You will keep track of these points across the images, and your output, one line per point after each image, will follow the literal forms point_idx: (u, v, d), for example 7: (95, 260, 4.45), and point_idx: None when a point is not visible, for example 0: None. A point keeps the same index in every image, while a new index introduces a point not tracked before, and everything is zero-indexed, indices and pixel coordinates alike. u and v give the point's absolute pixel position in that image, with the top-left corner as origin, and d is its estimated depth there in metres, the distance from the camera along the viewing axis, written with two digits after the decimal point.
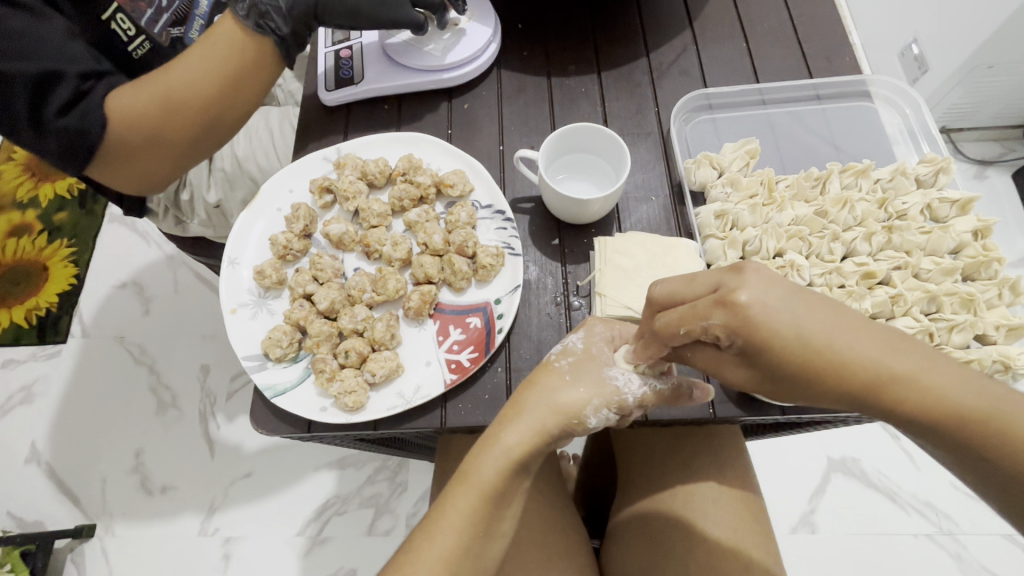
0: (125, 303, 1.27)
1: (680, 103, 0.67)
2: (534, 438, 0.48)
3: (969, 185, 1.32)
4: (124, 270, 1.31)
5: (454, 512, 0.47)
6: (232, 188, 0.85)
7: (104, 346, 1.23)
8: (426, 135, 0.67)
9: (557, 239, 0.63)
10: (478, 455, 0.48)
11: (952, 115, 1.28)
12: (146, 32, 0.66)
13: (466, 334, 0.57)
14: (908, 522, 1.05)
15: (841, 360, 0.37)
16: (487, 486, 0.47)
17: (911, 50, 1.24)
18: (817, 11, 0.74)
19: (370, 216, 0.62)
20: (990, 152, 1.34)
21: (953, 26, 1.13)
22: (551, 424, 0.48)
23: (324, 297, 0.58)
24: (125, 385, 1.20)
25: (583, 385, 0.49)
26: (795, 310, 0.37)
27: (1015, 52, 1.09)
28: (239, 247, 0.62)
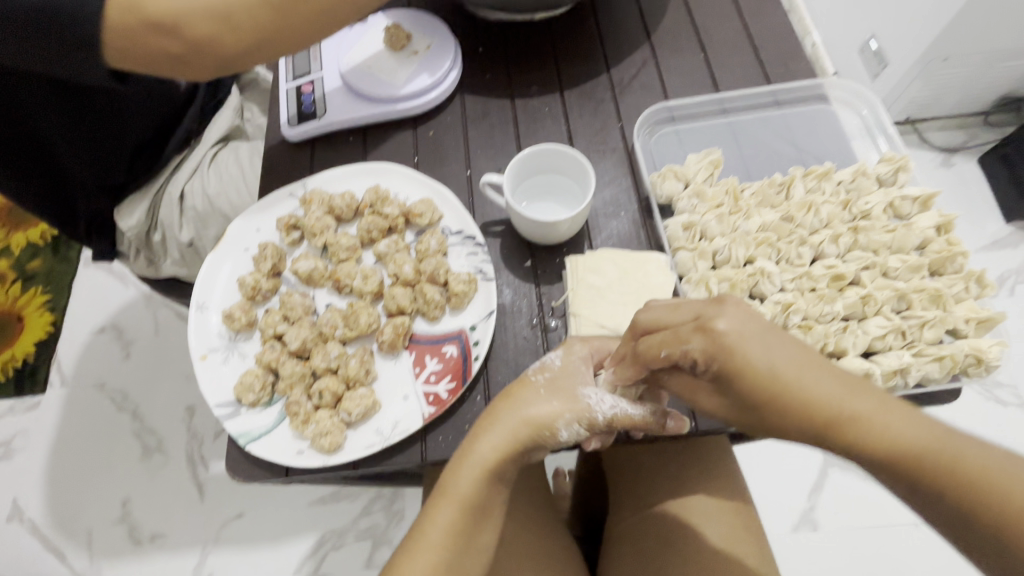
0: (106, 348, 1.25)
1: (642, 117, 0.68)
2: (510, 451, 0.48)
3: (937, 173, 1.35)
4: (101, 314, 1.28)
5: (434, 528, 0.46)
6: (205, 226, 0.84)
7: (85, 394, 1.20)
8: (392, 166, 0.67)
9: (529, 260, 0.63)
10: (455, 470, 0.48)
11: (914, 106, 1.31)
12: None
13: (444, 364, 0.56)
14: (907, 512, 1.04)
15: (804, 395, 0.40)
16: (466, 497, 0.47)
17: (870, 47, 1.27)
18: (769, 20, 0.75)
19: (339, 251, 0.61)
20: (954, 140, 1.37)
21: (908, 21, 1.17)
22: (521, 438, 0.48)
23: (294, 337, 0.56)
24: (108, 431, 1.17)
25: (561, 405, 0.49)
26: (766, 345, 0.41)
27: (968, 44, 1.12)
28: (207, 291, 0.60)
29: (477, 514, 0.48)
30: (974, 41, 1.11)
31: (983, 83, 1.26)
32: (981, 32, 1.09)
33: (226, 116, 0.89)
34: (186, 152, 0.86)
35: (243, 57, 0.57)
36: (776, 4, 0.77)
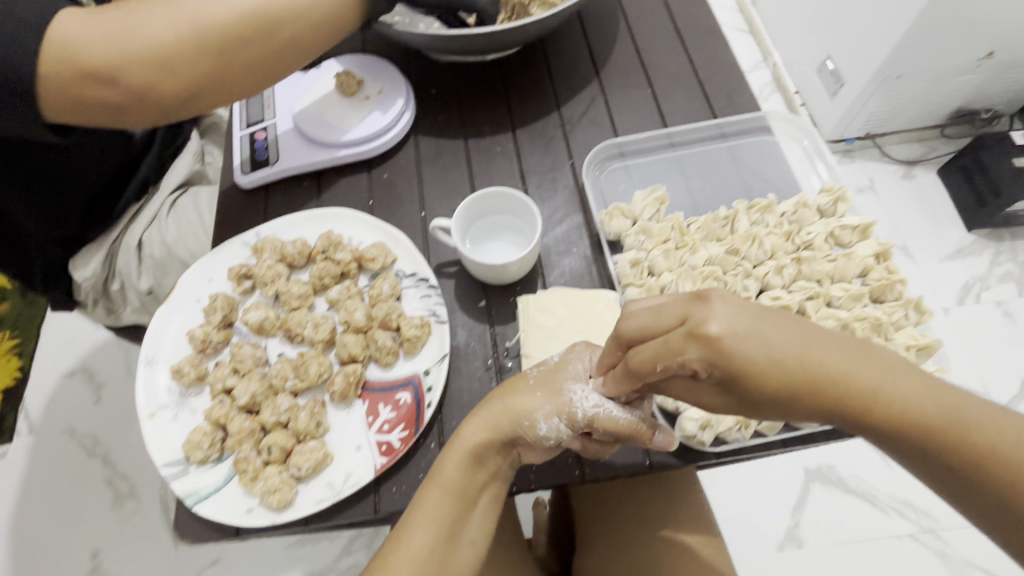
0: (77, 393, 1.22)
1: (591, 154, 0.69)
2: (496, 441, 0.49)
3: (901, 186, 1.38)
4: (72, 357, 1.26)
5: (420, 515, 0.48)
6: (165, 274, 0.84)
7: (53, 442, 1.17)
8: (346, 210, 0.67)
9: (484, 300, 0.63)
10: (443, 458, 0.50)
11: (874, 122, 1.34)
12: None
13: (397, 412, 0.56)
14: (888, 524, 1.05)
15: (821, 374, 0.38)
16: (452, 483, 0.49)
17: (827, 66, 1.30)
18: (714, 54, 0.78)
19: (290, 299, 0.61)
20: (914, 153, 1.40)
21: (860, 42, 1.19)
22: (503, 429, 0.49)
23: (243, 391, 0.56)
24: (77, 479, 1.13)
25: (546, 401, 0.49)
26: (772, 333, 0.38)
27: (918, 61, 1.15)
28: (156, 346, 0.59)
29: (463, 502, 0.49)
30: (924, 61, 1.15)
31: (938, 99, 1.29)
32: (929, 51, 1.12)
33: (185, 162, 0.89)
34: (143, 201, 0.86)
35: (197, 101, 0.59)
36: (720, 39, 0.79)
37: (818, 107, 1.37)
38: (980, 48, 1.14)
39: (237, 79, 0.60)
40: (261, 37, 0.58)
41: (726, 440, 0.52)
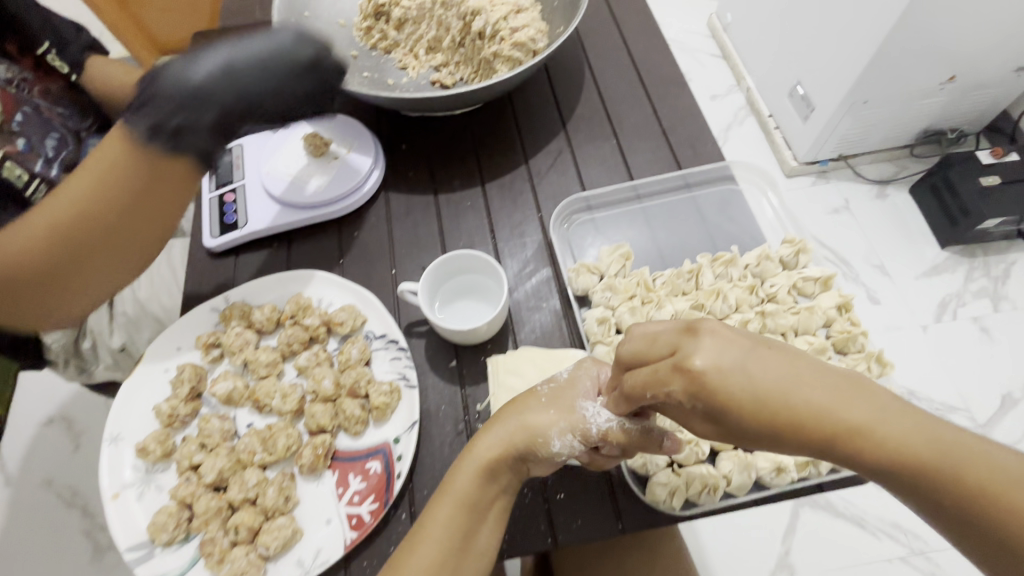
0: (55, 441, 1.20)
1: (558, 209, 0.71)
2: (511, 454, 0.48)
3: (874, 206, 1.34)
4: (50, 405, 1.23)
5: (433, 525, 0.47)
6: (138, 330, 0.82)
7: (32, 493, 1.15)
8: (316, 272, 0.67)
9: (454, 360, 0.63)
10: (456, 470, 0.49)
11: (845, 143, 1.29)
12: (40, 176, 0.68)
13: (367, 482, 0.55)
14: (879, 548, 1.04)
15: (808, 416, 0.35)
16: (466, 496, 0.48)
17: (797, 91, 1.25)
18: (676, 104, 0.80)
19: (258, 367, 0.61)
20: (885, 173, 1.37)
21: (824, 66, 1.16)
22: (521, 442, 0.48)
23: (209, 468, 0.55)
24: (57, 532, 1.11)
25: (559, 415, 0.49)
26: (755, 367, 0.36)
27: (884, 87, 1.11)
28: (121, 422, 0.59)
29: (475, 515, 0.48)
30: (891, 85, 1.11)
31: (905, 121, 1.26)
32: (892, 76, 1.09)
33: None
34: None
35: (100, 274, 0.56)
36: (684, 87, 0.81)
37: (792, 129, 1.31)
38: (943, 73, 1.11)
39: (133, 240, 0.55)
40: (147, 199, 0.53)
41: (697, 503, 0.52)
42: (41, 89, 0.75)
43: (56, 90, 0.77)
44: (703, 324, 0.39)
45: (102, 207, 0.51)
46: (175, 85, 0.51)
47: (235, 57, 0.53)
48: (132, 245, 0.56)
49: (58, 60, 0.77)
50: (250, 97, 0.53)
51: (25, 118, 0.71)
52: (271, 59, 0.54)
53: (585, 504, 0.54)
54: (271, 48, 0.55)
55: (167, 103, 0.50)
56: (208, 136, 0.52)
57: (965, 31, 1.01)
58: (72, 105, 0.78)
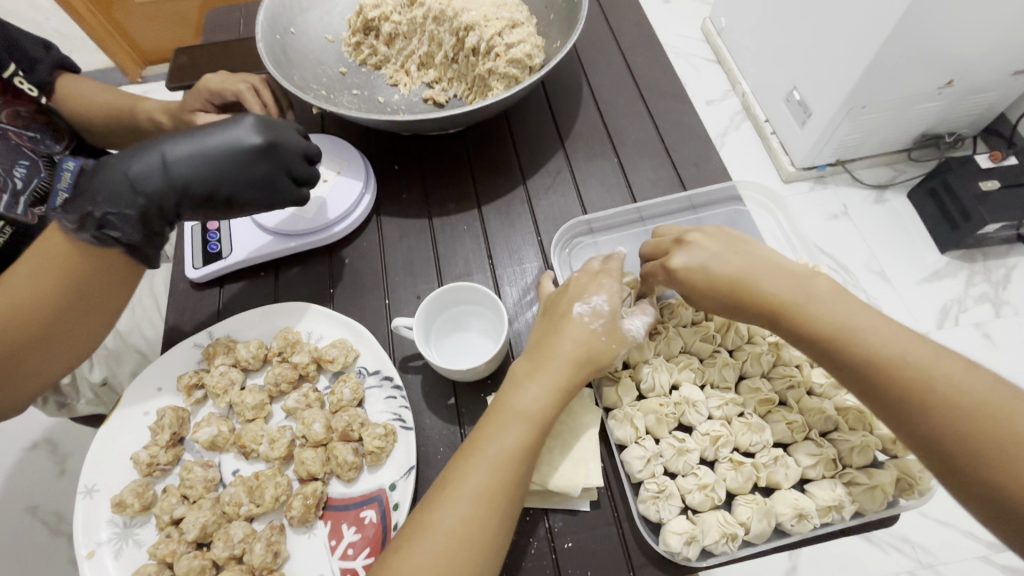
0: (38, 467, 1.16)
1: (560, 233, 0.67)
2: (581, 373, 0.51)
3: (874, 211, 1.31)
4: (33, 428, 1.18)
5: (491, 443, 0.47)
6: (118, 363, 0.80)
7: (15, 522, 1.11)
8: (304, 303, 0.64)
9: (453, 397, 0.60)
10: (520, 388, 0.50)
11: (842, 149, 1.26)
12: (7, 218, 0.66)
13: (362, 534, 0.52)
14: (887, 562, 0.98)
15: (756, 295, 0.50)
16: (534, 415, 0.48)
17: (793, 96, 1.23)
18: (679, 119, 0.77)
19: (244, 410, 0.57)
20: (884, 176, 1.34)
21: (822, 72, 1.13)
22: (590, 360, 0.51)
23: (191, 524, 0.51)
24: (41, 563, 1.07)
25: (615, 341, 0.52)
26: (728, 261, 0.52)
27: (883, 92, 1.09)
28: (97, 472, 0.55)
29: (536, 436, 0.48)
30: (890, 90, 1.08)
31: (903, 125, 1.23)
32: (891, 81, 1.06)
33: None
34: None
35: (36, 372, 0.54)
36: (685, 101, 0.79)
37: (788, 135, 1.28)
38: (940, 77, 1.09)
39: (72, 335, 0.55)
40: (91, 287, 0.53)
41: (714, 552, 0.48)
42: (10, 114, 0.71)
43: (26, 114, 0.73)
44: (691, 240, 0.54)
45: (32, 300, 0.51)
46: (118, 180, 0.53)
47: (181, 150, 0.55)
48: (76, 336, 0.55)
49: (26, 82, 0.73)
50: (190, 186, 0.55)
51: None
52: (213, 152, 0.56)
53: (595, 555, 0.50)
54: (223, 140, 0.57)
55: (103, 194, 0.52)
56: (142, 226, 0.54)
57: (965, 35, 0.98)
58: (44, 127, 0.75)
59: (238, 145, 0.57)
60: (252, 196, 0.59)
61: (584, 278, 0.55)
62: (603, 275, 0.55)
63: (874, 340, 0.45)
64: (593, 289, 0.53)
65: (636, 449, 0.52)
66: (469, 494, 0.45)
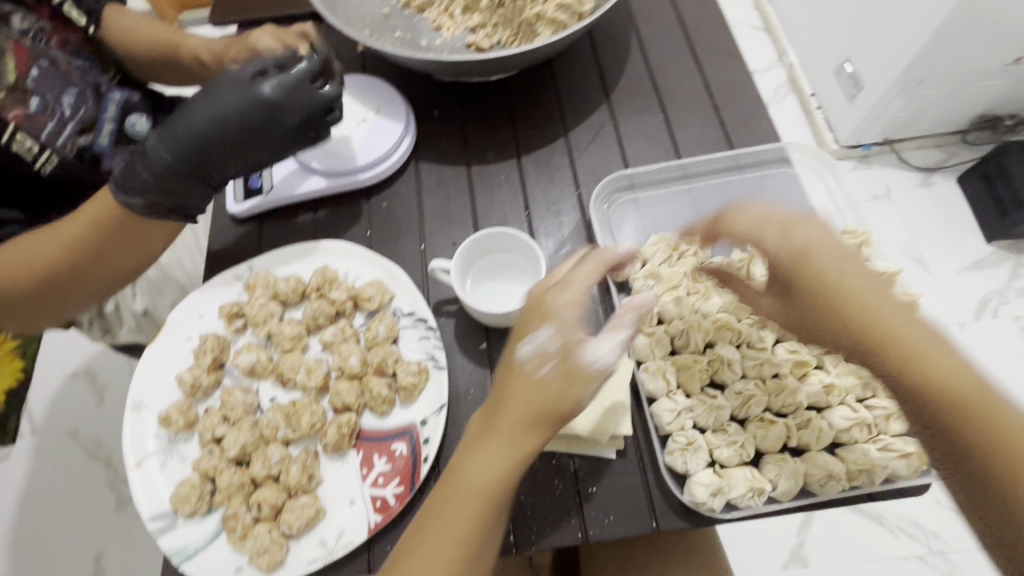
0: (78, 395, 1.22)
1: (601, 185, 0.66)
2: (534, 431, 0.43)
3: (918, 194, 1.26)
4: (76, 358, 1.25)
5: (473, 476, 0.43)
6: (161, 295, 0.86)
7: (57, 445, 1.17)
8: (343, 242, 0.65)
9: (484, 343, 0.60)
10: (470, 459, 0.44)
11: (891, 128, 1.21)
12: (49, 146, 0.67)
13: (392, 464, 0.53)
14: (897, 545, 0.98)
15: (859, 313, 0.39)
16: (521, 447, 0.43)
17: (845, 70, 1.17)
18: (729, 75, 0.74)
19: (282, 340, 0.59)
20: (932, 159, 1.28)
21: (880, 43, 1.07)
22: (550, 414, 0.43)
23: (233, 443, 0.53)
24: (80, 484, 1.14)
25: (570, 384, 0.43)
26: (826, 258, 0.41)
27: (946, 66, 1.02)
28: (144, 389, 0.57)
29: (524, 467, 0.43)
30: (950, 64, 1.02)
31: (961, 103, 1.16)
32: (955, 54, 0.99)
33: None
34: None
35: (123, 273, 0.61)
36: (738, 58, 0.75)
37: (836, 111, 1.22)
38: (1009, 52, 1.02)
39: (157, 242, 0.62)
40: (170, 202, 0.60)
41: (740, 506, 0.49)
42: (60, 41, 0.73)
43: (75, 42, 0.75)
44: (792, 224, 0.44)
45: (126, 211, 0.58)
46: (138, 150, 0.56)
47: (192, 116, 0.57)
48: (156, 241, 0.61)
49: (74, 10, 0.74)
50: (207, 149, 0.57)
51: (42, 72, 0.68)
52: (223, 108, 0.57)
53: (618, 500, 0.51)
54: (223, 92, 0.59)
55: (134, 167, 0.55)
56: (175, 189, 0.57)
57: None
58: (92, 57, 0.76)
59: (237, 96, 0.58)
60: (268, 148, 0.61)
61: (542, 299, 0.46)
62: (559, 298, 0.46)
63: (937, 359, 0.37)
64: (540, 320, 0.45)
65: (667, 402, 0.52)
66: (446, 532, 0.42)
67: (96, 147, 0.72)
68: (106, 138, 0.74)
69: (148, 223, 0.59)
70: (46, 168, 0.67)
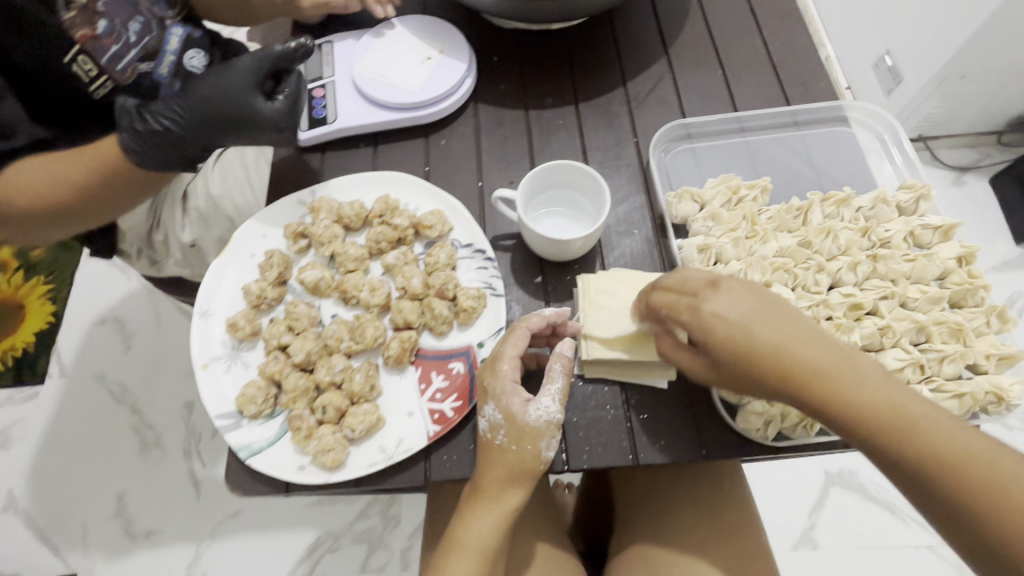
0: (105, 340, 1.23)
1: (659, 133, 0.67)
2: (514, 486, 0.48)
3: (949, 193, 1.25)
4: (101, 305, 1.26)
5: (487, 497, 0.48)
6: (208, 228, 0.85)
7: (82, 386, 1.19)
8: (404, 175, 0.66)
9: (539, 276, 0.62)
10: (468, 518, 0.48)
11: (927, 124, 1.21)
12: (107, 71, 0.68)
13: (450, 381, 0.55)
14: (908, 534, 1.00)
15: (791, 363, 0.40)
16: (524, 469, 0.48)
17: (884, 62, 1.16)
18: (789, 36, 0.75)
19: (346, 261, 0.61)
20: (965, 159, 1.27)
21: (923, 35, 1.06)
22: (523, 473, 0.48)
23: (299, 349, 0.55)
24: (105, 425, 1.16)
25: (523, 445, 0.48)
26: (753, 317, 0.41)
27: (990, 60, 1.01)
28: (211, 298, 0.59)
29: (525, 484, 0.48)
30: (996, 59, 1.01)
31: (1000, 101, 1.16)
32: (1000, 49, 0.99)
33: None
34: None
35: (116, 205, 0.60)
36: (798, 22, 0.76)
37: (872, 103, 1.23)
38: None
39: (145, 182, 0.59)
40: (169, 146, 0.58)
41: (790, 436, 0.51)
42: None
43: None
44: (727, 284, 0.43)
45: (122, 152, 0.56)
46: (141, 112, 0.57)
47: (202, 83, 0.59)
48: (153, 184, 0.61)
49: None
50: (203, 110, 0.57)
51: None
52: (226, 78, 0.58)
53: (669, 427, 0.53)
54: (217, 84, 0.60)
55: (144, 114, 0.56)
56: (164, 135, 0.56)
57: None
58: None
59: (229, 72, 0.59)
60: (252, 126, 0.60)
61: (482, 379, 0.51)
62: (495, 376, 0.50)
63: (861, 393, 0.38)
64: (484, 397, 0.50)
65: None
66: (471, 548, 0.47)
67: (155, 77, 0.71)
68: (167, 69, 0.71)
69: (125, 176, 0.58)
70: (102, 93, 0.70)
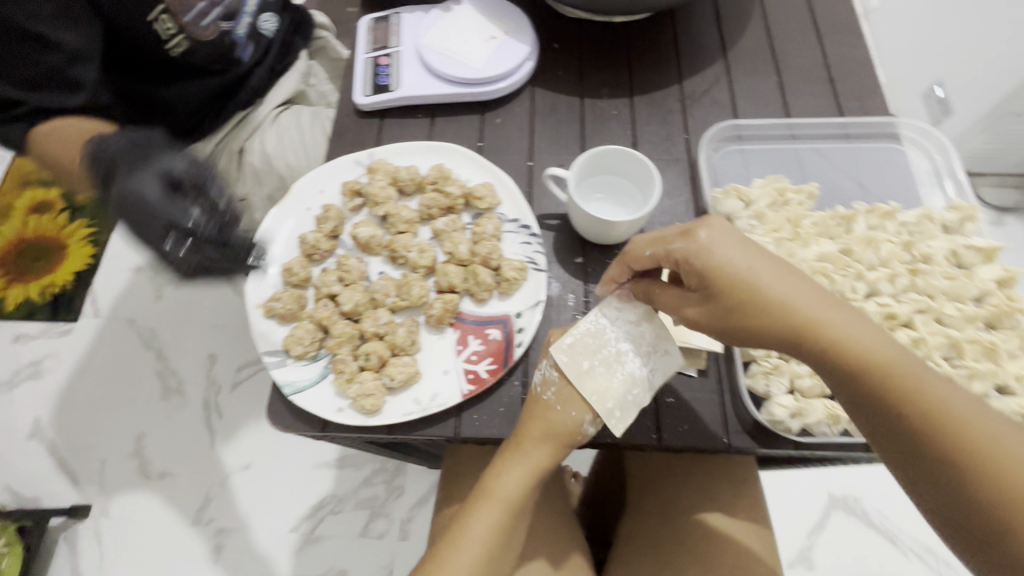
0: (140, 286, 1.27)
1: (710, 132, 0.68)
2: (550, 451, 0.50)
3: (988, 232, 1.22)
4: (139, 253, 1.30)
5: (524, 455, 0.50)
6: (260, 183, 0.85)
7: (116, 328, 1.24)
8: (458, 147, 0.68)
9: (581, 257, 0.63)
10: (502, 469, 0.50)
11: (972, 160, 1.19)
12: (185, 31, 0.74)
13: (486, 345, 0.58)
14: (907, 567, 0.99)
15: (779, 302, 0.42)
16: (564, 436, 0.50)
17: (935, 93, 1.15)
18: (849, 51, 0.75)
19: (398, 222, 0.64)
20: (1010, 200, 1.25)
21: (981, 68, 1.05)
22: (563, 438, 0.50)
23: (348, 299, 0.59)
24: (133, 367, 1.20)
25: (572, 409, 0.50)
26: (742, 255, 0.43)
27: None
28: (268, 245, 0.63)
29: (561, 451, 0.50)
30: None
31: None
32: None
33: (292, 80, 0.89)
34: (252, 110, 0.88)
35: None
36: (857, 37, 0.76)
37: None
38: None
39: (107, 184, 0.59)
40: None
41: (813, 433, 0.52)
42: None
43: None
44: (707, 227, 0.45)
45: None
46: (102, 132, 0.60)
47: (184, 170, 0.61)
48: None
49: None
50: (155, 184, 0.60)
51: None
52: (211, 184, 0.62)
53: (696, 415, 0.54)
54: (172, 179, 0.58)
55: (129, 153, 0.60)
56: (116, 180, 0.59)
57: None
58: None
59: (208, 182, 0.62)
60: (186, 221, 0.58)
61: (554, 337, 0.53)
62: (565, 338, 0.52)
63: (843, 335, 0.40)
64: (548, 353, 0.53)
65: None
66: (500, 499, 0.49)
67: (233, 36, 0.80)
68: (242, 28, 0.82)
69: None
70: (178, 52, 0.75)
